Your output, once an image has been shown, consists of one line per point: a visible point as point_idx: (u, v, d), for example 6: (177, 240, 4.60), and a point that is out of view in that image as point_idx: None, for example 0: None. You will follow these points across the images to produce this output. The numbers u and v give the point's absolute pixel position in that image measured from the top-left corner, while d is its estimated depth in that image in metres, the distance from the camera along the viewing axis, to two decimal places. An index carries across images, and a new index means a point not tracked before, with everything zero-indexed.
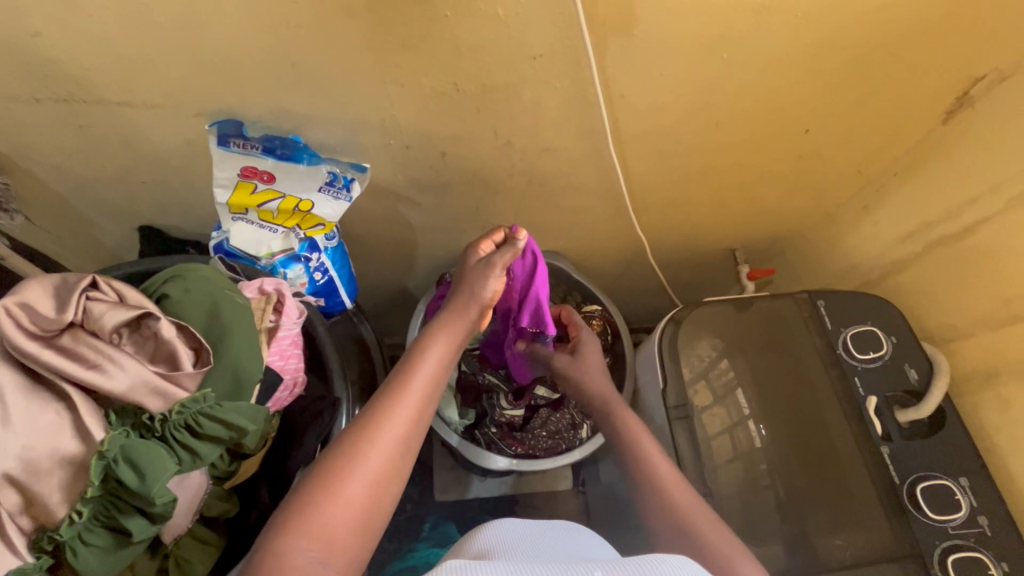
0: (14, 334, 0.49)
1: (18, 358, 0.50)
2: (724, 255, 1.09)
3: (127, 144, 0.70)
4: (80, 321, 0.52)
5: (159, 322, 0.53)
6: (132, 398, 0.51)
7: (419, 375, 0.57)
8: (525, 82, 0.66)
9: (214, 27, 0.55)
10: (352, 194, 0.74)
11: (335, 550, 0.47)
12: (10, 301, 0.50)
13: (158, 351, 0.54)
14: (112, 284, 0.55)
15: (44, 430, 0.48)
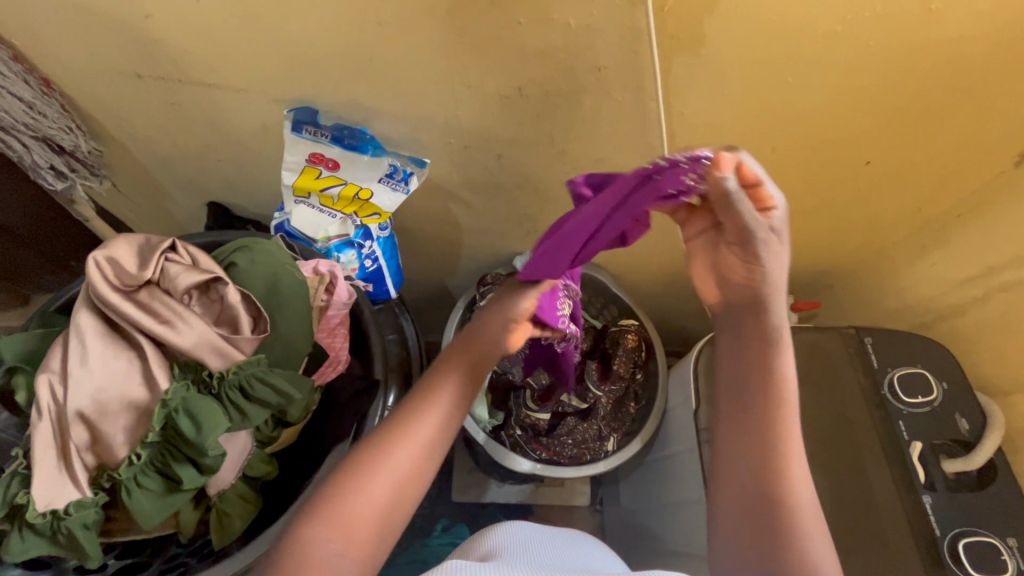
0: (98, 285, 0.53)
1: (101, 308, 0.54)
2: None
3: (210, 124, 0.75)
4: (157, 279, 0.57)
5: (226, 286, 0.57)
6: (194, 351, 0.55)
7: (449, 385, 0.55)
8: (587, 92, 0.68)
9: (304, 21, 0.59)
10: (409, 187, 0.77)
11: (355, 545, 0.47)
12: (100, 254, 0.55)
13: (222, 315, 0.58)
14: (188, 248, 0.60)
15: (116, 375, 0.53)
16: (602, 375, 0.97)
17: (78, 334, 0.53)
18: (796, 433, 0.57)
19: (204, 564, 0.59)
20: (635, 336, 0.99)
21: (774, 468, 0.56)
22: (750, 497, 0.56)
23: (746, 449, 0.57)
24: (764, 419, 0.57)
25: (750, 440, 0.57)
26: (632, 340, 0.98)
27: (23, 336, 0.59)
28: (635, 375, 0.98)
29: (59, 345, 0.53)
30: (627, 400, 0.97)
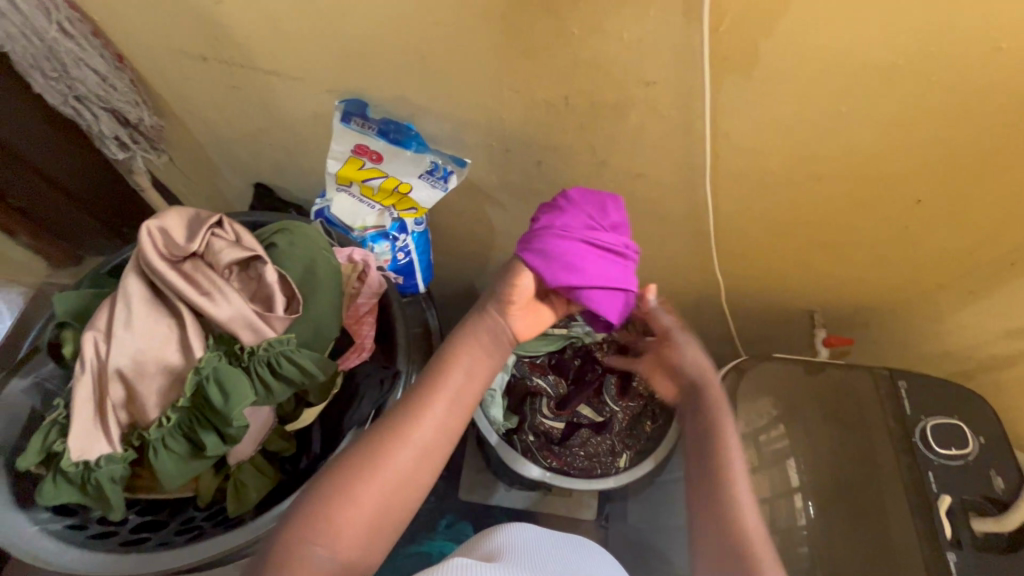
0: (148, 251, 0.56)
1: (148, 274, 0.57)
2: (801, 315, 1.04)
3: (265, 108, 0.78)
4: (202, 252, 0.60)
5: (265, 265, 0.60)
6: (228, 323, 0.57)
7: (445, 388, 0.57)
8: (633, 106, 0.68)
9: (364, 17, 0.62)
10: (448, 185, 0.78)
11: (347, 545, 0.49)
12: (153, 224, 0.58)
13: (258, 292, 0.60)
14: (233, 225, 0.62)
15: (156, 339, 0.55)
16: (621, 390, 0.96)
17: (127, 297, 0.56)
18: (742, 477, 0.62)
19: (217, 529, 0.61)
20: None
21: (733, 505, 0.59)
22: (721, 541, 0.58)
23: (709, 497, 0.61)
24: (707, 460, 0.63)
25: (710, 485, 0.62)
26: None
27: (76, 294, 0.62)
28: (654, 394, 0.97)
29: (107, 306, 0.56)
30: (644, 418, 0.96)
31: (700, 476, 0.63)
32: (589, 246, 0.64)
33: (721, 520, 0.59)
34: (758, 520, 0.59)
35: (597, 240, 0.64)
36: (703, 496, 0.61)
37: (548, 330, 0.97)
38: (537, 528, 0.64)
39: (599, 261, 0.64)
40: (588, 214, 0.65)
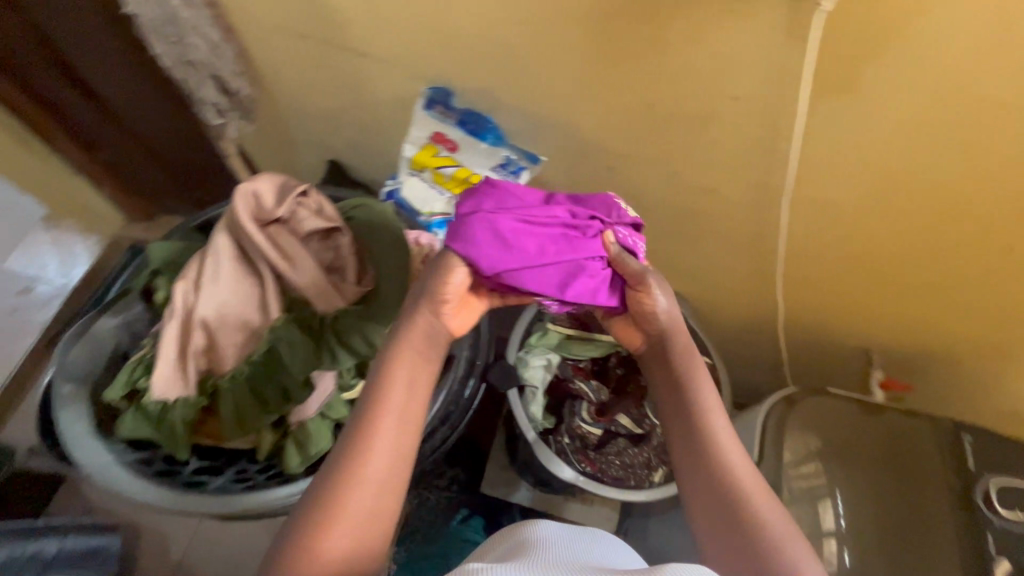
0: (241, 214, 0.59)
1: (237, 233, 0.61)
2: (857, 352, 1.00)
3: (350, 90, 0.80)
4: (287, 218, 0.62)
5: (345, 242, 0.63)
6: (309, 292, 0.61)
7: (387, 408, 0.53)
8: (716, 119, 0.67)
9: (461, 8, 0.63)
10: (518, 180, 0.78)
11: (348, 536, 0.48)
12: (246, 185, 0.60)
13: (334, 265, 0.64)
14: (317, 194, 0.64)
15: (241, 297, 0.60)
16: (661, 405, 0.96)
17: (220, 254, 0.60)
18: (733, 451, 0.58)
19: (270, 481, 0.64)
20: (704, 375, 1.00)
21: (732, 481, 0.55)
22: (731, 525, 0.54)
23: (707, 474, 0.57)
24: (692, 435, 0.59)
25: (702, 463, 0.57)
26: None
27: (170, 246, 0.68)
28: None
29: (197, 259, 0.60)
30: None
31: (690, 450, 0.59)
32: (530, 224, 0.57)
33: (727, 503, 0.55)
34: (768, 500, 0.55)
35: (533, 218, 0.58)
36: (696, 473, 0.57)
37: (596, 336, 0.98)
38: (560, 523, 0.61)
39: (539, 239, 0.57)
40: (511, 191, 0.60)
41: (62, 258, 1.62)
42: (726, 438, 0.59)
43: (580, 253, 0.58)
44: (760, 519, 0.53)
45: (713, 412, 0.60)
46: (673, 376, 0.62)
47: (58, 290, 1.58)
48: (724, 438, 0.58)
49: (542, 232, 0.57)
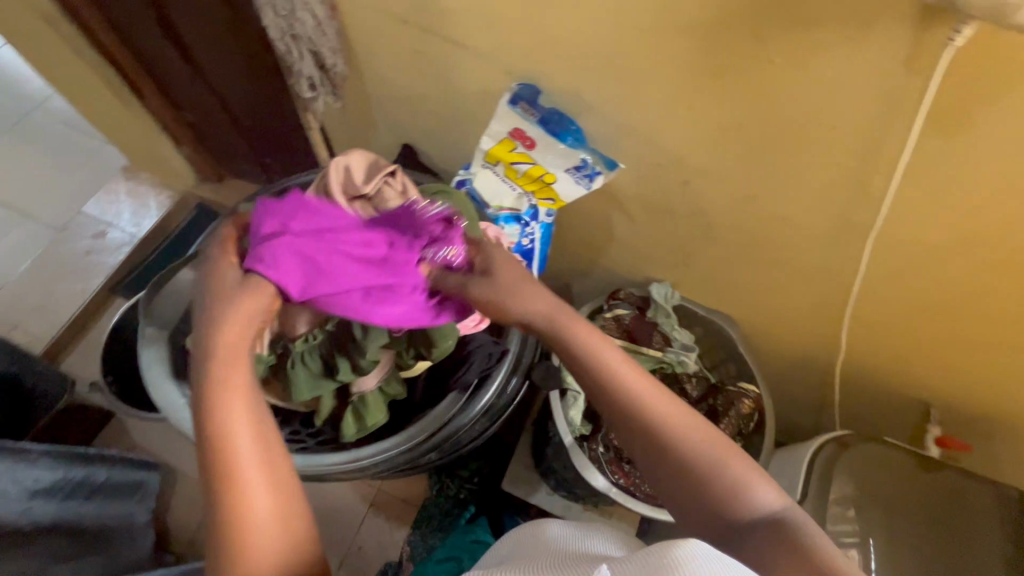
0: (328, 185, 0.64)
1: (323, 205, 0.65)
2: (913, 402, 0.97)
3: (440, 78, 0.82)
4: (370, 197, 0.65)
5: None
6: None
7: (236, 433, 0.47)
8: (809, 147, 0.65)
9: (567, 8, 0.64)
10: (592, 184, 0.80)
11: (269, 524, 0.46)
12: (340, 161, 0.65)
13: None
14: (403, 178, 0.67)
15: None
16: None
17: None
18: (678, 422, 0.53)
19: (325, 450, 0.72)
20: (750, 405, 0.97)
21: (690, 452, 0.52)
22: (700, 493, 0.52)
23: (665, 452, 0.53)
24: (637, 420, 0.53)
25: (655, 443, 0.53)
26: (747, 407, 0.96)
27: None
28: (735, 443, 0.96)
29: None
30: None
31: (637, 434, 0.54)
32: (324, 241, 0.56)
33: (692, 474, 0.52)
34: (726, 461, 0.53)
35: (334, 237, 0.57)
36: (652, 452, 0.53)
37: (643, 349, 1.00)
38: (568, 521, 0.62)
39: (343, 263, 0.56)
40: (311, 203, 0.58)
41: (137, 208, 1.72)
42: (667, 413, 0.54)
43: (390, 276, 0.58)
44: (719, 478, 0.52)
45: (643, 385, 0.54)
46: (593, 365, 0.55)
47: (129, 239, 1.68)
48: (666, 408, 0.54)
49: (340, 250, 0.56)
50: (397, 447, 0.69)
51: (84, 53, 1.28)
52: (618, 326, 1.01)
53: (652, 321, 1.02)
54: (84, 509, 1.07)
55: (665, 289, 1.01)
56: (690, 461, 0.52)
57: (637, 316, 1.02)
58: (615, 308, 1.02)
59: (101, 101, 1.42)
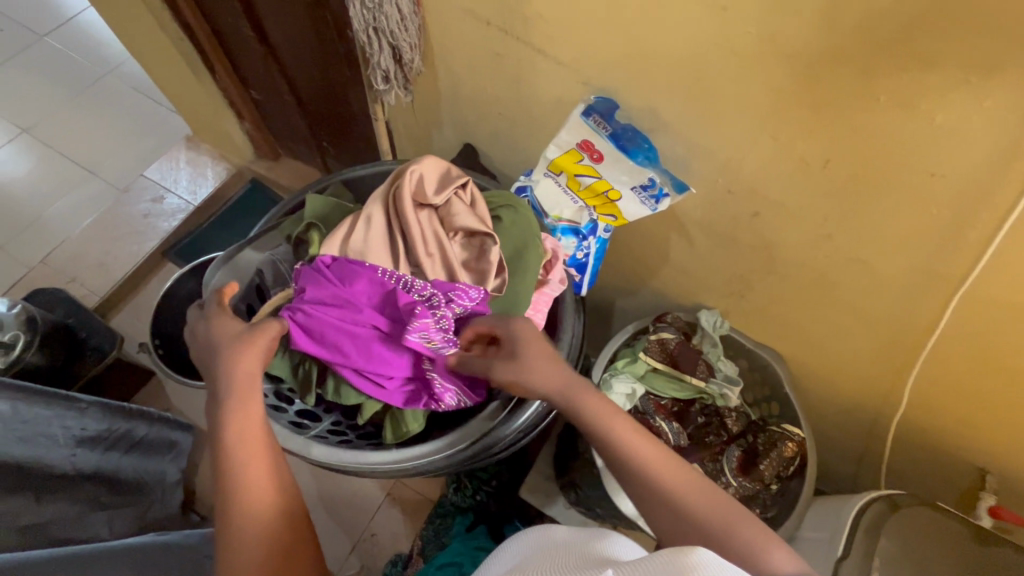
0: (405, 189, 0.71)
1: (397, 209, 0.72)
2: (967, 467, 0.92)
3: (515, 83, 0.81)
4: (441, 206, 0.73)
5: (492, 241, 0.71)
6: (431, 272, 0.71)
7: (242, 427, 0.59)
8: (900, 192, 0.62)
9: (662, 27, 0.62)
10: (658, 206, 0.78)
11: (264, 509, 0.57)
12: (415, 171, 0.72)
13: (474, 258, 0.72)
14: (472, 190, 0.74)
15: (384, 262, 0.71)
16: (742, 467, 0.93)
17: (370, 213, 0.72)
18: (653, 454, 0.56)
19: (367, 447, 0.72)
20: (793, 448, 0.92)
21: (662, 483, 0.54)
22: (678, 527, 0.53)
23: (638, 485, 0.55)
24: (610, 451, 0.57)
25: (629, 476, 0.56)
26: (789, 450, 0.92)
27: (322, 202, 0.78)
28: (771, 485, 0.93)
29: (353, 220, 0.72)
30: (753, 505, 0.93)
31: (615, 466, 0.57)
32: (337, 318, 0.69)
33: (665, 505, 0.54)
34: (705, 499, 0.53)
35: (352, 312, 0.69)
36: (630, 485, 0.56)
37: (686, 377, 0.97)
38: (568, 525, 0.50)
39: (351, 326, 0.68)
40: (360, 267, 0.70)
41: (194, 177, 1.77)
42: (637, 446, 0.56)
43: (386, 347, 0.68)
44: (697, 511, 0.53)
45: (619, 421, 0.57)
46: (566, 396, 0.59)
47: (184, 206, 1.73)
48: (639, 443, 0.56)
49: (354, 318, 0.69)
50: (438, 450, 0.69)
51: (166, 24, 1.32)
52: (662, 350, 0.97)
53: (696, 348, 0.99)
54: (122, 462, 1.11)
55: (715, 318, 0.98)
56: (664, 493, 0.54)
57: (682, 341, 0.98)
58: (660, 331, 0.99)
59: (177, 71, 1.47)
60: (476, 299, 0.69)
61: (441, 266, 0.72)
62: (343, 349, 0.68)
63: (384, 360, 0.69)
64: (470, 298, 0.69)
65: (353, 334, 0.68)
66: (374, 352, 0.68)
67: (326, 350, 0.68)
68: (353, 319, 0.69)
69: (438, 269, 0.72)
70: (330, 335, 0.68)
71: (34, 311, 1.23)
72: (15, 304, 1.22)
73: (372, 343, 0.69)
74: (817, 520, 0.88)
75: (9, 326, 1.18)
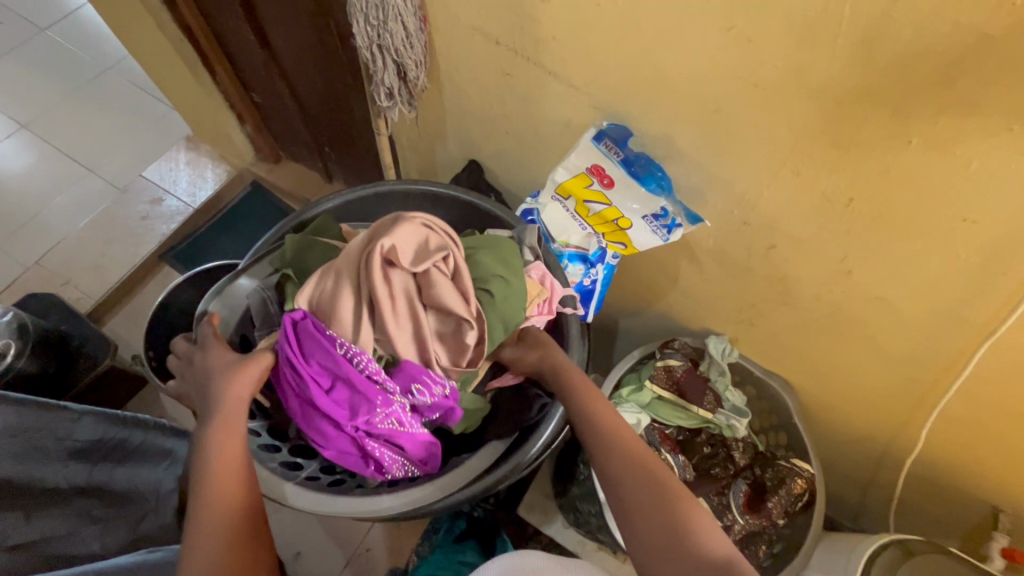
0: (377, 258, 0.62)
1: (365, 274, 0.63)
2: (978, 505, 0.89)
3: (524, 104, 0.78)
4: (419, 275, 0.65)
5: (468, 325, 0.64)
6: (401, 346, 0.64)
7: (217, 432, 0.58)
8: (925, 234, 0.60)
9: (682, 57, 0.59)
10: (669, 236, 0.75)
11: (222, 522, 0.54)
12: (392, 236, 0.63)
13: (448, 336, 0.66)
14: (456, 259, 0.66)
15: (349, 327, 0.63)
16: (749, 504, 0.91)
17: (340, 273, 0.64)
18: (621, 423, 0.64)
19: (358, 491, 0.70)
20: (803, 485, 0.90)
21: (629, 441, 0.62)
22: (631, 470, 0.60)
23: (607, 438, 0.63)
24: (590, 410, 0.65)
25: (602, 432, 0.63)
26: (799, 487, 0.89)
27: (303, 239, 0.73)
28: (778, 521, 0.90)
29: (321, 278, 0.65)
30: (759, 541, 0.91)
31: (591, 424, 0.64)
32: (291, 380, 0.64)
33: (625, 454, 0.61)
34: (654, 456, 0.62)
35: (306, 388, 0.63)
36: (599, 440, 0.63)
37: (692, 407, 0.94)
38: None
39: (303, 393, 0.64)
40: (321, 339, 0.62)
41: (194, 178, 1.74)
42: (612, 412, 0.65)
43: (331, 422, 0.65)
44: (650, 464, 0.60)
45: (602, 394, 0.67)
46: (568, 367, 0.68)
47: (183, 208, 1.70)
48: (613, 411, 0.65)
49: (303, 388, 0.63)
50: (432, 492, 0.68)
51: (166, 26, 1.28)
52: (669, 378, 0.94)
53: (703, 376, 0.96)
54: (113, 475, 1.01)
55: (723, 345, 0.94)
56: (625, 446, 0.62)
57: (690, 368, 0.95)
58: (667, 358, 0.96)
59: (176, 72, 1.44)
60: (437, 394, 0.65)
61: (413, 341, 0.65)
62: (295, 407, 0.66)
63: (327, 433, 0.65)
64: (430, 392, 0.64)
65: (303, 398, 0.65)
66: (319, 422, 0.65)
67: (286, 401, 0.67)
68: (302, 387, 0.63)
69: (410, 342, 0.65)
70: (287, 389, 0.66)
71: (27, 317, 1.19)
72: (6, 310, 1.19)
73: (317, 412, 0.65)
74: (823, 557, 0.85)
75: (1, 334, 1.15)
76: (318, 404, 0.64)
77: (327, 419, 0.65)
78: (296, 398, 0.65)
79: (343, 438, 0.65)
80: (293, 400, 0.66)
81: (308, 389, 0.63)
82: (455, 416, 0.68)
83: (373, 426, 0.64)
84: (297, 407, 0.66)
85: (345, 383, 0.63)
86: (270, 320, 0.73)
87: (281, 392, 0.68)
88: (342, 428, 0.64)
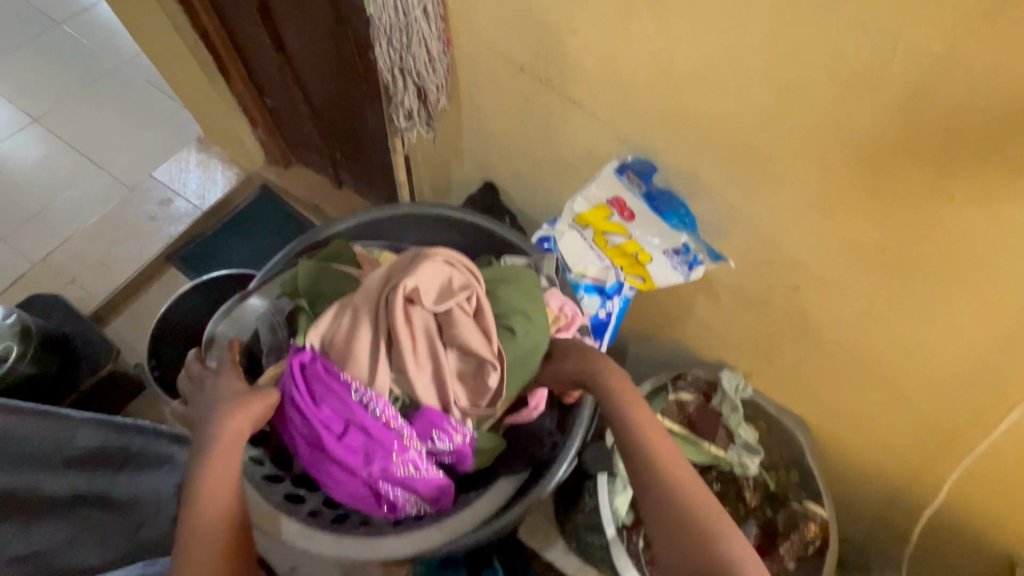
0: (397, 297, 0.61)
1: (383, 313, 0.61)
2: (996, 556, 0.86)
3: (545, 131, 0.76)
4: (440, 314, 0.63)
5: (490, 366, 0.63)
6: (419, 388, 0.62)
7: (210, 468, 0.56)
8: (962, 287, 0.57)
9: (715, 96, 0.57)
10: (690, 274, 0.73)
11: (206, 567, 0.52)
12: (414, 275, 0.62)
13: (469, 376, 0.64)
14: (479, 298, 0.64)
15: (364, 368, 0.62)
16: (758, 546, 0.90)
17: (358, 311, 0.63)
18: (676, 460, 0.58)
19: (361, 530, 0.68)
20: (816, 530, 0.88)
21: (684, 483, 0.56)
22: (678, 513, 0.54)
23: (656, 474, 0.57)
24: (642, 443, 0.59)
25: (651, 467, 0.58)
26: (811, 532, 0.88)
27: (314, 267, 0.71)
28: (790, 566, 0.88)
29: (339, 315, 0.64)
30: None
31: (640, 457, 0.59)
32: (301, 427, 0.63)
33: (676, 495, 0.55)
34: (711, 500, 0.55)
35: (317, 434, 0.62)
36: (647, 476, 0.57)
37: (703, 442, 0.92)
38: None
39: (314, 440, 0.63)
40: (334, 383, 0.61)
41: (204, 179, 1.73)
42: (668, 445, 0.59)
43: (342, 470, 0.63)
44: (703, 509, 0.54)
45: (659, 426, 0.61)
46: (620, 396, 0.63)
47: (192, 210, 1.68)
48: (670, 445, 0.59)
49: (314, 434, 0.62)
50: (439, 534, 0.66)
51: (183, 30, 1.27)
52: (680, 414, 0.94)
53: (716, 411, 0.94)
54: (116, 482, 0.95)
55: (737, 380, 0.91)
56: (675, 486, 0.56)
57: (701, 404, 0.94)
58: (679, 392, 0.95)
59: (191, 75, 1.43)
60: (457, 442, 0.64)
61: (432, 381, 0.63)
62: (305, 454, 0.65)
63: (339, 480, 0.64)
64: (451, 440, 0.64)
65: (313, 445, 0.63)
66: (330, 470, 0.64)
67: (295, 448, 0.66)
68: (313, 434, 0.62)
69: (428, 384, 0.63)
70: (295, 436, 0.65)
71: (30, 320, 1.18)
72: (9, 312, 1.17)
73: (329, 459, 0.64)
74: None
75: (3, 337, 1.14)
76: (328, 452, 0.63)
77: (340, 466, 0.63)
78: (305, 445, 0.64)
79: (356, 484, 0.64)
80: (302, 447, 0.65)
81: (320, 435, 0.62)
82: (467, 461, 0.67)
83: (389, 470, 0.63)
84: (307, 454, 0.65)
85: (359, 428, 0.62)
86: (279, 348, 0.72)
87: (289, 438, 0.66)
88: (356, 474, 0.63)
